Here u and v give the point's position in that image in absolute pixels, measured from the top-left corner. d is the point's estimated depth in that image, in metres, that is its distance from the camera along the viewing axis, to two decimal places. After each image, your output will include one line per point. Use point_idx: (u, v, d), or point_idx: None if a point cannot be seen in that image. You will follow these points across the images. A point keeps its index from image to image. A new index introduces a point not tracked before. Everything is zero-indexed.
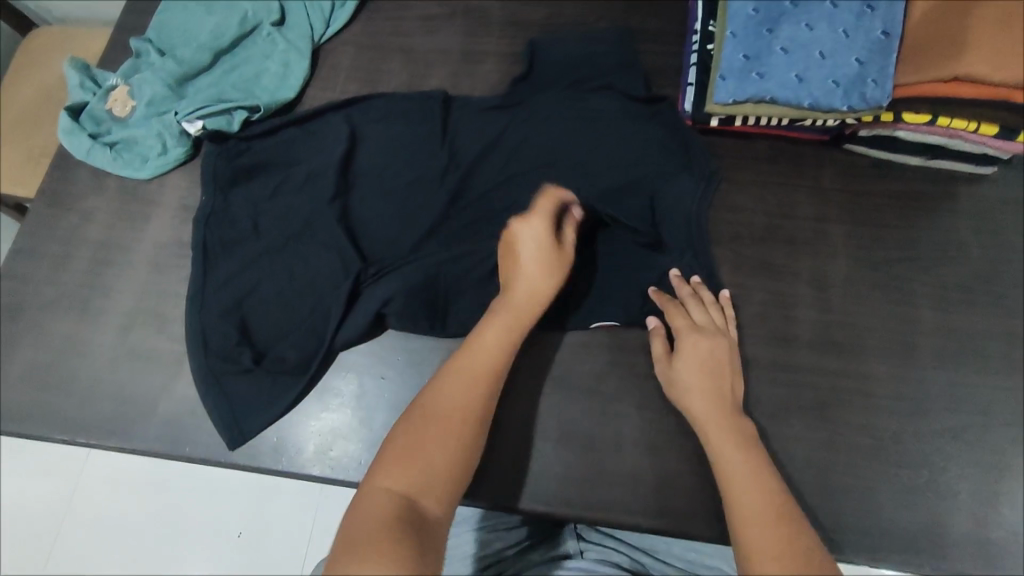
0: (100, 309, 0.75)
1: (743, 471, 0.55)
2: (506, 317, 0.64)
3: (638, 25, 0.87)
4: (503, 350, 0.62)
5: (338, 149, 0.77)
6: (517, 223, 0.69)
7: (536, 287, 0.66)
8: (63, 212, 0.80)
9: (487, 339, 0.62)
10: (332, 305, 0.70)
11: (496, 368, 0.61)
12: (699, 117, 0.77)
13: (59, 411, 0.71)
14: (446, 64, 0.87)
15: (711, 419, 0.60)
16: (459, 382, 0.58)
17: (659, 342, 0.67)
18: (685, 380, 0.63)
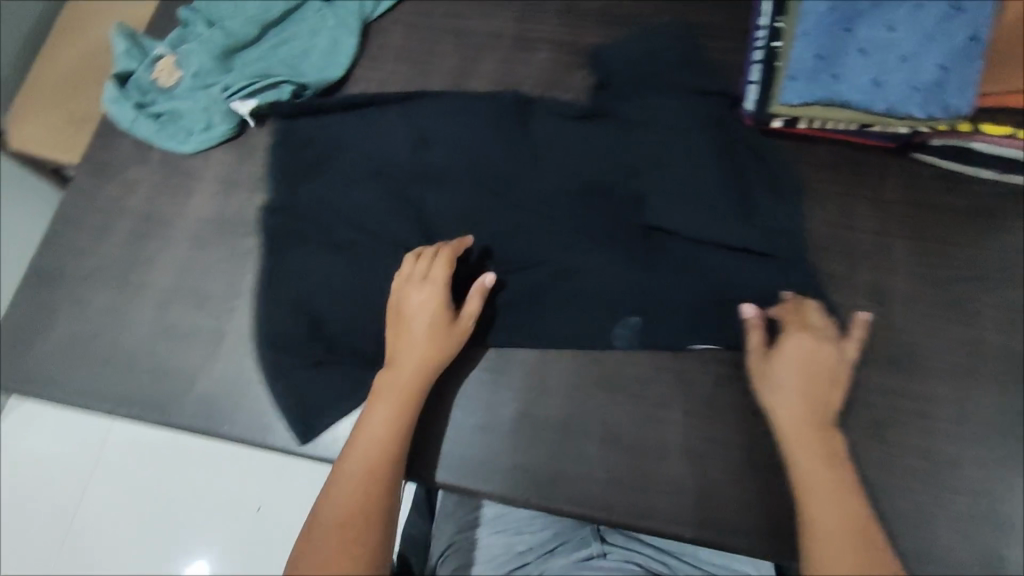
0: (140, 283, 0.74)
1: (828, 491, 0.55)
2: (393, 395, 0.62)
3: (701, 16, 0.83)
4: (394, 423, 0.61)
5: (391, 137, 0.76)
6: (401, 282, 0.66)
7: (420, 357, 0.63)
8: (104, 183, 0.79)
9: (380, 422, 0.61)
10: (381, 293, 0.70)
11: (393, 446, 0.60)
12: (762, 117, 0.74)
13: (98, 382, 0.71)
14: (499, 50, 0.84)
15: (798, 419, 0.59)
16: (354, 476, 0.58)
17: (756, 334, 0.64)
18: (794, 382, 0.60)
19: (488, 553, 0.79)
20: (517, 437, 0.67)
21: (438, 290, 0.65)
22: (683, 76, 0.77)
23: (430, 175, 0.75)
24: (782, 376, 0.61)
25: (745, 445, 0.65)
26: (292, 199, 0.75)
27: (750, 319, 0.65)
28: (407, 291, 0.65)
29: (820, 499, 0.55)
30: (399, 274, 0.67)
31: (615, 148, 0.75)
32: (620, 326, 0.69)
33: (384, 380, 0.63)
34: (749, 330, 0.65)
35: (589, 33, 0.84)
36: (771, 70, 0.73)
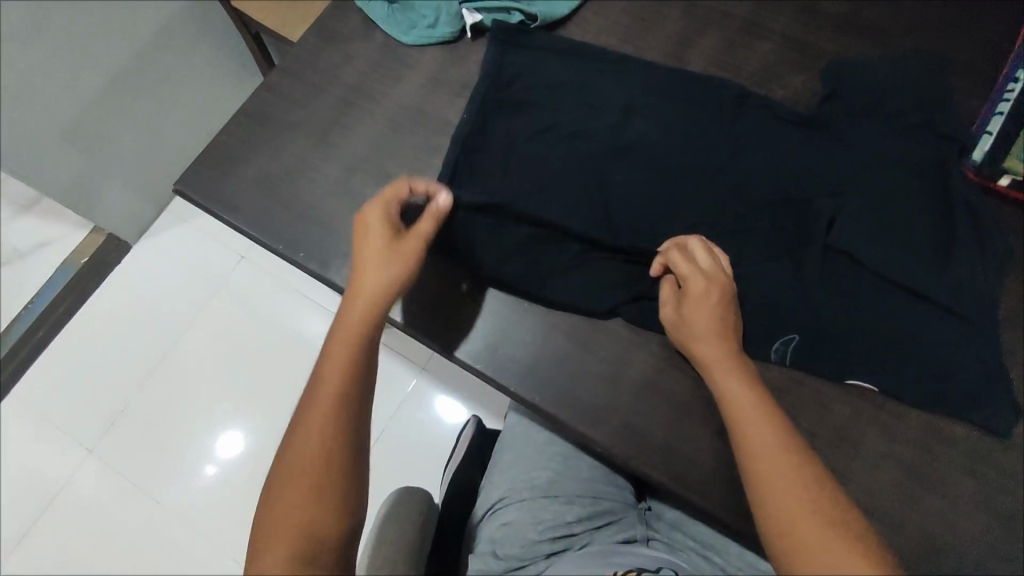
0: (335, 146, 0.80)
1: (749, 408, 0.58)
2: (323, 387, 0.59)
3: (950, 54, 0.78)
4: (328, 415, 0.57)
5: (597, 86, 0.77)
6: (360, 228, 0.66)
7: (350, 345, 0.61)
8: (328, 48, 0.85)
9: (338, 354, 0.61)
10: (548, 224, 0.72)
11: (357, 370, 0.60)
12: (988, 169, 0.70)
13: (274, 219, 0.77)
14: (725, 29, 0.83)
15: (719, 358, 0.61)
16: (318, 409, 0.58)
17: (665, 288, 0.66)
18: (703, 330, 0.62)
19: (535, 515, 0.74)
20: (638, 398, 0.68)
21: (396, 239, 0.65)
22: (917, 107, 0.73)
23: (625, 129, 0.75)
24: (690, 320, 0.63)
25: (864, 486, 0.63)
26: (491, 107, 0.77)
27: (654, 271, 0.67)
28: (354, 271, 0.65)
29: (763, 451, 0.55)
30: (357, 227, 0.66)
31: (819, 158, 0.73)
32: (779, 343, 0.67)
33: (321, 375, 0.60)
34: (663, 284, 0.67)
35: (823, 38, 0.81)
36: (1016, 125, 0.71)
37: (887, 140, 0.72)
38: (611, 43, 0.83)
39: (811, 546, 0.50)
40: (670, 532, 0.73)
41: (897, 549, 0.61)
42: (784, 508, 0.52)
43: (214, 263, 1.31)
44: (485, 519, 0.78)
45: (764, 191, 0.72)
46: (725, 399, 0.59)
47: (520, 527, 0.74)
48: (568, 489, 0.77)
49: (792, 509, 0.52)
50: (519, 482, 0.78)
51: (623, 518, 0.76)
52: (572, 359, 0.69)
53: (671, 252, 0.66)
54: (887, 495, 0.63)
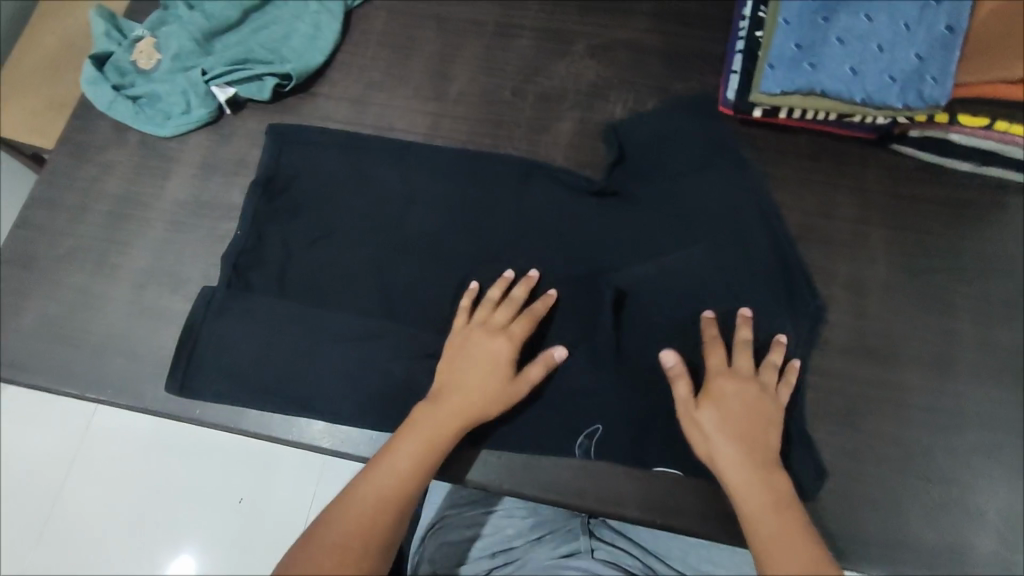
0: (117, 265, 0.74)
1: (779, 524, 0.52)
2: (363, 507, 0.53)
3: (684, 9, 0.84)
4: (363, 554, 0.51)
5: (379, 136, 0.78)
6: (477, 326, 0.65)
7: (413, 469, 0.56)
8: (81, 165, 0.78)
9: (407, 460, 0.57)
10: (369, 285, 0.71)
11: (415, 486, 0.56)
12: (741, 106, 0.74)
13: (70, 365, 0.70)
14: (481, 36, 0.83)
15: (753, 451, 0.56)
16: (370, 513, 0.53)
17: (682, 384, 0.62)
18: (727, 415, 0.58)
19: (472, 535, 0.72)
20: (495, 423, 0.68)
21: (511, 346, 0.64)
22: (656, 82, 0.81)
23: (416, 167, 0.77)
24: (717, 403, 0.59)
25: None
26: (274, 183, 0.75)
27: (670, 364, 0.63)
28: (437, 396, 0.61)
29: (784, 561, 0.49)
30: (475, 318, 0.66)
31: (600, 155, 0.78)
32: (582, 439, 0.67)
33: (357, 494, 0.54)
34: (673, 379, 0.62)
35: (571, 21, 0.84)
36: (751, 61, 0.74)
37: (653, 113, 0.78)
38: (375, 79, 0.82)
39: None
40: (615, 539, 0.70)
41: None
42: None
43: (45, 422, 1.09)
44: (416, 546, 0.73)
45: (560, 188, 0.75)
46: (750, 501, 0.54)
47: (456, 547, 0.70)
48: (508, 505, 0.75)
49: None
50: (455, 504, 0.75)
51: (564, 527, 0.72)
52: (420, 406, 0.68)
53: (708, 343, 0.64)
54: None
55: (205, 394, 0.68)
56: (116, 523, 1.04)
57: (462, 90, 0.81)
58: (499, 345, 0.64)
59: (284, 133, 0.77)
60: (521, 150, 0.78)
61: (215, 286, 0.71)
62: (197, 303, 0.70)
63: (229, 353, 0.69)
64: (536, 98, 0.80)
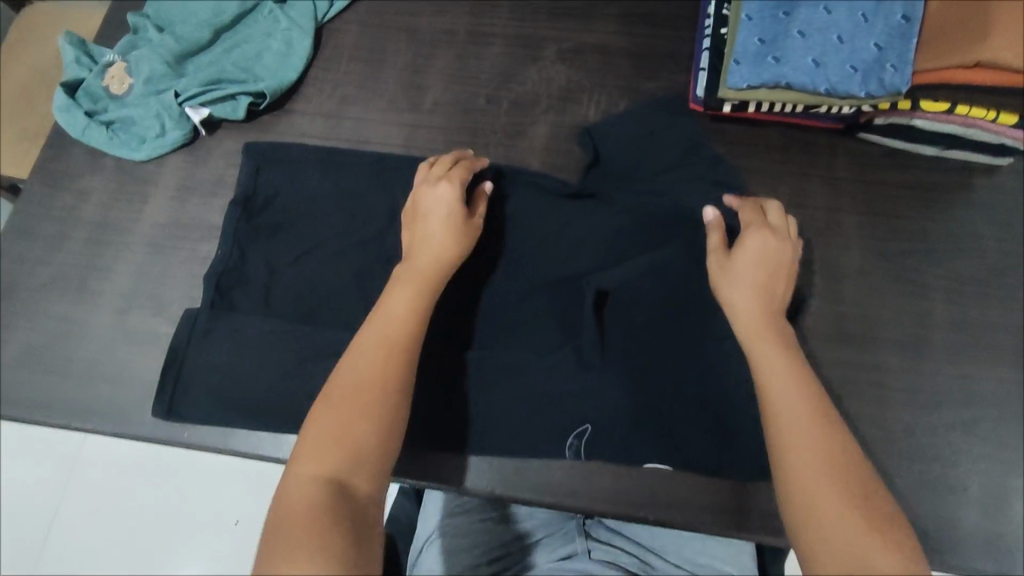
0: (97, 292, 0.73)
1: (787, 361, 0.54)
2: (364, 365, 0.54)
3: (651, 11, 0.85)
4: (382, 389, 0.53)
5: (357, 149, 0.79)
6: (421, 183, 0.68)
7: (404, 325, 0.57)
8: (58, 193, 0.78)
9: (398, 305, 0.59)
10: (353, 297, 0.72)
11: (418, 316, 0.58)
12: (710, 103, 0.75)
13: (54, 395, 0.70)
14: (453, 46, 0.84)
15: (767, 290, 0.59)
16: (382, 350, 0.55)
17: (716, 233, 0.65)
18: (751, 257, 0.61)
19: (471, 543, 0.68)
20: (485, 428, 0.69)
21: (454, 185, 0.67)
22: (625, 83, 0.82)
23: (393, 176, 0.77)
24: (744, 250, 0.61)
25: (704, 425, 0.68)
26: (252, 201, 0.75)
27: (711, 218, 0.66)
28: (406, 259, 0.64)
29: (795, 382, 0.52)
30: (418, 177, 0.69)
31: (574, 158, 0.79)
32: (572, 437, 0.68)
33: (366, 340, 0.56)
34: (710, 231, 0.66)
35: (541, 26, 0.85)
36: (718, 57, 0.75)
37: (624, 115, 0.79)
38: (349, 93, 0.82)
39: (813, 487, 0.46)
40: (612, 538, 0.68)
41: (745, 470, 0.67)
42: (798, 444, 0.48)
43: (33, 454, 1.08)
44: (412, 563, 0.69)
45: (537, 193, 0.77)
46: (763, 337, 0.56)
47: (455, 556, 0.66)
48: (506, 511, 0.73)
49: (802, 445, 0.48)
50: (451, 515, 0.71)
51: (560, 532, 0.71)
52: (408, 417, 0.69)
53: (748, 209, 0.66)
54: (719, 425, 0.68)
55: (193, 416, 0.68)
56: (109, 553, 1.02)
57: (436, 100, 0.82)
58: (448, 188, 0.66)
59: (261, 151, 0.78)
60: (497, 155, 0.79)
61: (198, 308, 0.71)
62: (182, 326, 0.70)
63: (213, 373, 0.69)
64: (510, 103, 0.81)
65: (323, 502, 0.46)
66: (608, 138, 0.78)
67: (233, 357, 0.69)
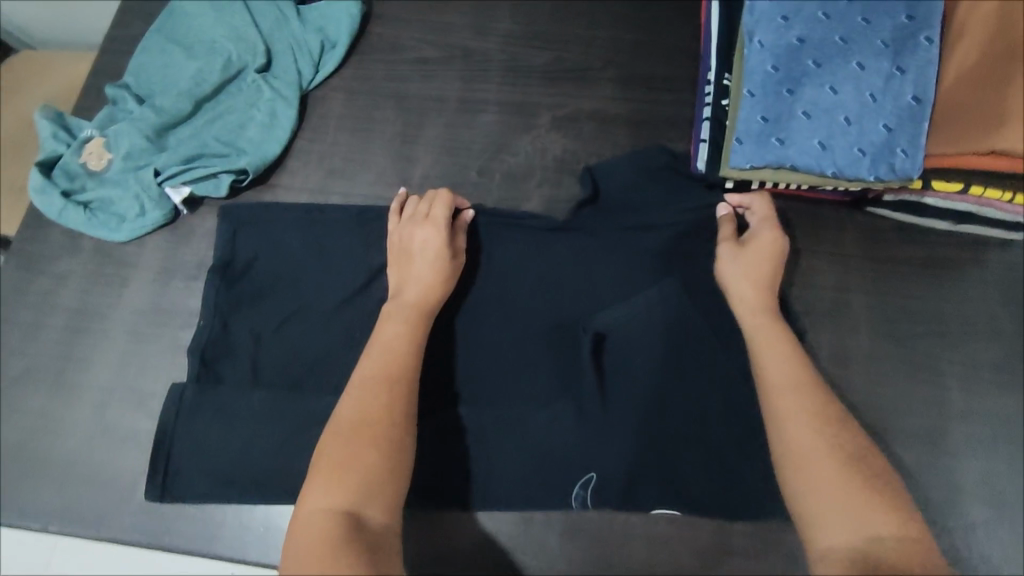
0: (74, 384, 0.71)
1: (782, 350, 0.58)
2: (368, 390, 0.54)
3: (648, 74, 0.82)
4: (385, 409, 0.53)
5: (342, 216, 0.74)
6: (405, 220, 0.68)
7: (403, 347, 0.58)
8: (34, 277, 0.75)
9: (392, 338, 0.59)
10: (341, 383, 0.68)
11: (409, 344, 0.59)
12: (713, 178, 0.73)
13: (30, 496, 0.67)
14: (443, 113, 0.81)
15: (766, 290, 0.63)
16: (378, 375, 0.55)
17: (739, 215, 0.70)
18: (753, 257, 0.65)
19: None
20: (480, 529, 0.66)
21: (438, 226, 0.67)
22: (623, 149, 0.79)
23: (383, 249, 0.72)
24: (749, 248, 0.66)
25: (709, 525, 0.65)
26: (234, 276, 0.72)
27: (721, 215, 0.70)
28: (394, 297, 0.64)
29: (796, 381, 0.55)
30: (401, 216, 0.69)
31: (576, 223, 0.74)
32: (579, 488, 0.64)
33: (364, 370, 0.56)
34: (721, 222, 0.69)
35: (535, 92, 0.82)
36: (720, 130, 0.72)
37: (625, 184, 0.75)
38: (336, 166, 0.79)
39: (821, 465, 0.49)
40: None
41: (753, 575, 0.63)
42: (800, 432, 0.51)
43: None
44: None
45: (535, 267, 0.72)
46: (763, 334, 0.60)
47: None
48: None
49: (810, 435, 0.51)
50: None
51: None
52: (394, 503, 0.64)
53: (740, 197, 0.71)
54: (726, 528, 0.64)
55: (185, 496, 0.65)
56: None
57: (426, 172, 0.78)
58: (431, 230, 0.67)
59: (236, 212, 0.74)
60: None
61: (185, 383, 0.68)
62: (166, 408, 0.67)
63: (193, 471, 0.65)
64: (502, 174, 0.78)
65: (338, 529, 0.45)
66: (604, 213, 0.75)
67: (214, 449, 0.66)
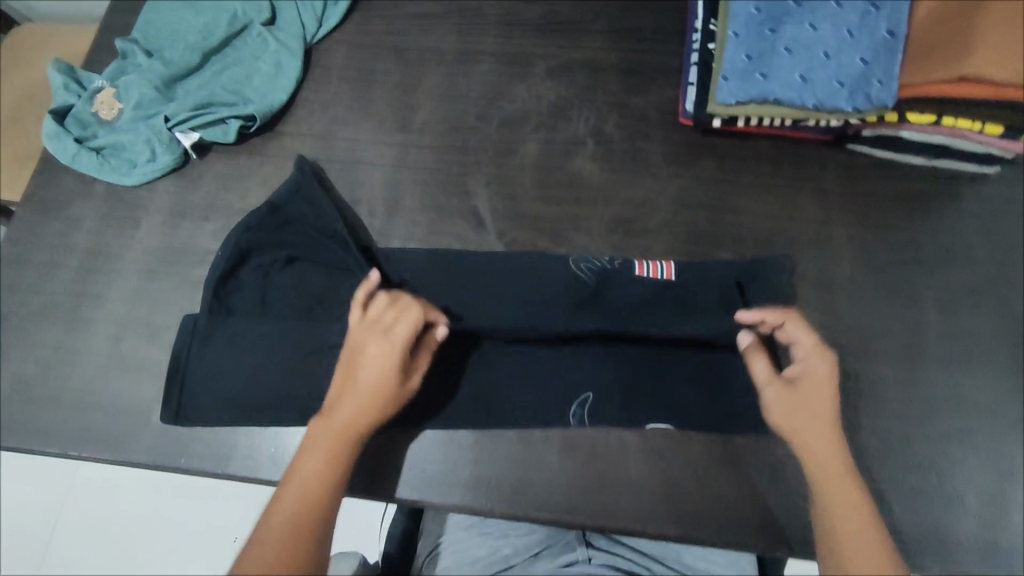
0: (89, 321, 0.73)
1: (824, 441, 0.58)
2: (281, 527, 0.53)
3: (638, 25, 0.86)
4: (290, 563, 0.52)
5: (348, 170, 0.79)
6: (361, 327, 0.62)
7: (326, 486, 0.56)
8: (48, 221, 0.78)
9: (313, 474, 0.56)
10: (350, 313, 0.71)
11: (331, 481, 0.57)
12: (700, 118, 0.76)
13: (49, 424, 0.69)
14: (441, 64, 0.84)
15: (806, 403, 0.60)
16: (292, 521, 0.54)
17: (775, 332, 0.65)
18: (793, 401, 0.60)
19: (470, 554, 0.73)
20: (481, 448, 0.68)
21: (395, 344, 0.61)
22: (616, 95, 0.82)
23: (387, 204, 0.78)
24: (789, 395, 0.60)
25: (701, 439, 0.68)
26: (274, 218, 0.74)
27: (745, 346, 0.64)
28: (329, 412, 0.59)
29: (830, 481, 0.57)
30: (360, 318, 0.63)
31: (565, 170, 0.79)
32: (576, 405, 0.69)
33: (278, 513, 0.54)
34: (749, 356, 0.64)
35: (529, 43, 0.85)
36: (707, 72, 0.75)
37: (615, 135, 0.80)
38: (339, 114, 0.82)
39: (857, 568, 0.53)
40: (612, 547, 0.73)
41: (743, 484, 0.66)
42: (848, 519, 0.55)
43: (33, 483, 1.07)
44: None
45: (532, 206, 0.77)
46: (804, 435, 0.59)
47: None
48: (509, 525, 0.76)
49: (852, 523, 0.55)
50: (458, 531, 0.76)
51: (561, 542, 0.73)
52: (402, 418, 0.68)
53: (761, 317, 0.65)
54: (717, 441, 0.68)
55: (202, 419, 0.68)
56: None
57: (426, 119, 0.82)
58: (384, 347, 0.61)
59: (312, 169, 0.76)
60: (488, 173, 0.79)
61: (196, 314, 0.71)
62: (180, 339, 0.70)
63: (207, 397, 0.68)
64: (500, 120, 0.81)
65: None
66: (597, 155, 0.79)
67: (227, 377, 0.69)
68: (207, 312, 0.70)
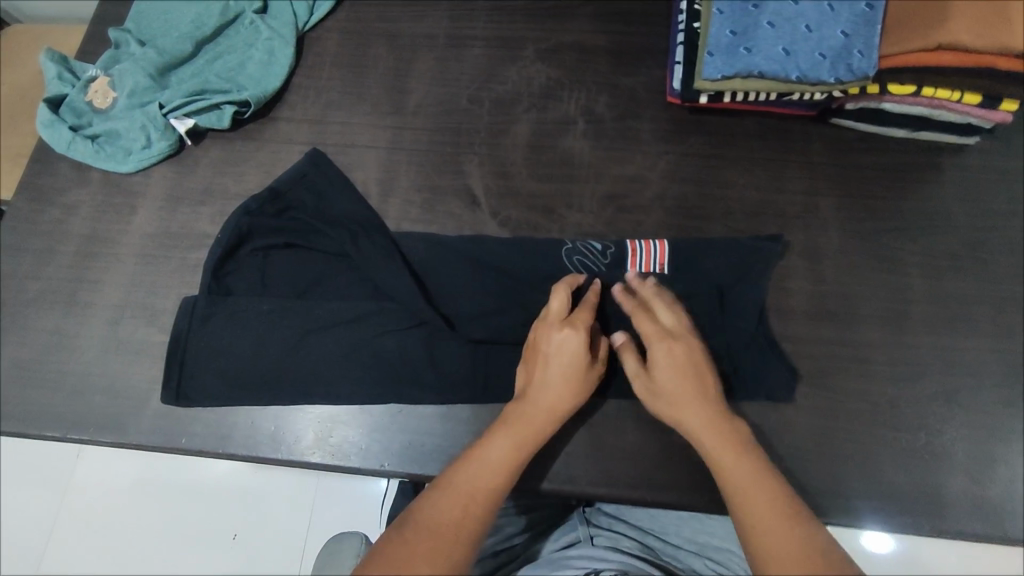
0: (88, 305, 0.74)
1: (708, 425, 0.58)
2: (458, 495, 0.51)
3: (626, 9, 0.87)
4: (457, 530, 0.49)
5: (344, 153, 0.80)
6: (549, 319, 0.64)
7: (508, 464, 0.55)
8: (44, 208, 0.78)
9: (494, 450, 0.55)
10: (350, 292, 0.72)
11: (511, 465, 0.55)
12: (687, 96, 0.77)
13: (49, 406, 0.70)
14: (433, 49, 0.86)
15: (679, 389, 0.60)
16: (471, 487, 0.52)
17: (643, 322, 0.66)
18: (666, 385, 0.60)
19: None
20: (480, 421, 0.69)
21: (580, 332, 0.61)
22: (605, 76, 0.84)
23: (383, 186, 0.79)
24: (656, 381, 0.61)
25: None
26: (276, 201, 0.74)
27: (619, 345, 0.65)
28: (527, 397, 0.59)
29: (723, 461, 0.55)
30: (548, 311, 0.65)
31: (558, 149, 0.80)
32: None
33: (462, 477, 0.53)
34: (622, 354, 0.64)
35: (520, 26, 0.86)
36: (693, 51, 0.76)
37: (605, 114, 0.82)
38: (333, 99, 0.83)
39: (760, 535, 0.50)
40: (611, 524, 0.73)
41: None
42: (733, 474, 0.54)
43: (31, 478, 1.07)
44: None
45: (526, 185, 0.78)
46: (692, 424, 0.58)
47: None
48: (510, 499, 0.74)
49: (738, 480, 0.54)
50: None
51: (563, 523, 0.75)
52: (402, 392, 0.69)
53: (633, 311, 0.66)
54: None
55: (202, 399, 0.69)
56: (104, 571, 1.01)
57: (419, 102, 0.83)
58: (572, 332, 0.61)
59: (319, 156, 0.77)
60: (482, 154, 0.80)
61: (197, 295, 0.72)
62: (185, 314, 0.71)
63: (207, 372, 0.69)
64: (492, 102, 0.83)
65: None
66: (588, 135, 0.80)
67: (227, 352, 0.69)
68: (208, 291, 0.71)
